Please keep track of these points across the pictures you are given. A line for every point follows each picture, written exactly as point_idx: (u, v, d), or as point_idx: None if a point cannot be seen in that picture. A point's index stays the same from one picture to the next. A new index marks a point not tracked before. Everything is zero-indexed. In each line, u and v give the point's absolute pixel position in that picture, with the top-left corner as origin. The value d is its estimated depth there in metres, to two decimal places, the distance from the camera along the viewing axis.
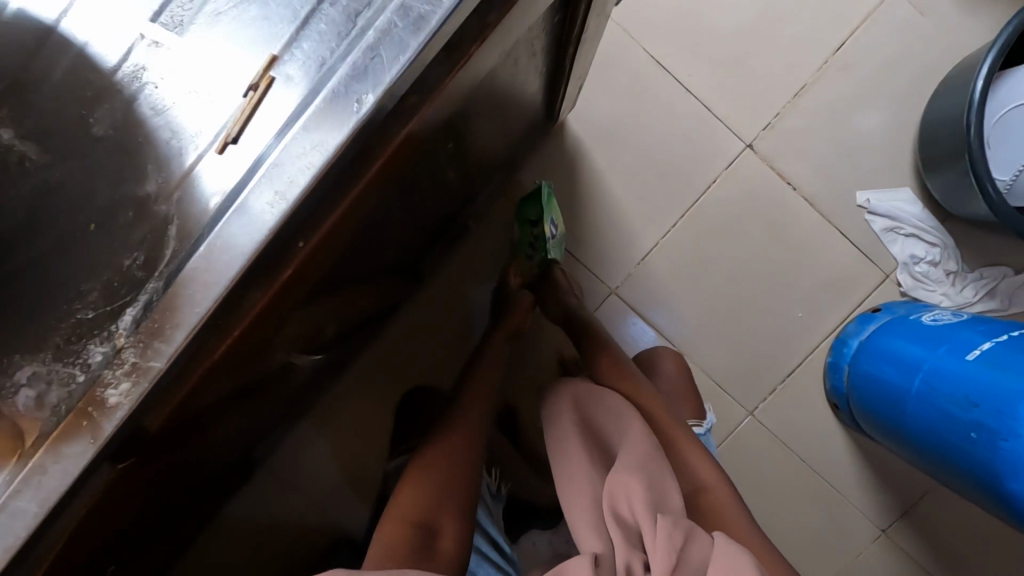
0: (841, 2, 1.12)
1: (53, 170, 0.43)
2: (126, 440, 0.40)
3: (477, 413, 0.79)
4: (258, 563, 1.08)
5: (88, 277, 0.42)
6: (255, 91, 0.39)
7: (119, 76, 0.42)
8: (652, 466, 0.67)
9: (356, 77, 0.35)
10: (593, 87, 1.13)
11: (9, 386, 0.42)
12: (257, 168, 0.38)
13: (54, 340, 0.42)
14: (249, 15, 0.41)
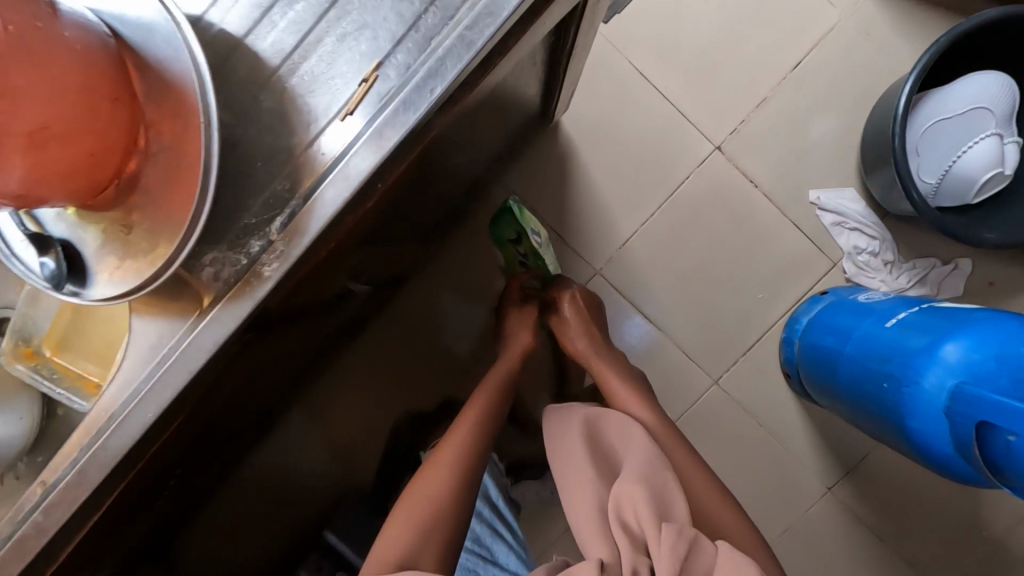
0: (797, 27, 1.30)
1: (233, 129, 0.53)
2: (255, 316, 0.54)
3: (472, 429, 0.86)
4: (290, 488, 1.29)
5: (250, 194, 0.52)
6: (365, 84, 0.51)
7: (265, 64, 0.53)
8: (660, 480, 0.72)
9: (432, 76, 0.49)
10: (583, 94, 1.31)
11: (198, 265, 0.53)
12: (357, 135, 0.51)
13: (229, 235, 0.52)
14: (362, 31, 0.52)
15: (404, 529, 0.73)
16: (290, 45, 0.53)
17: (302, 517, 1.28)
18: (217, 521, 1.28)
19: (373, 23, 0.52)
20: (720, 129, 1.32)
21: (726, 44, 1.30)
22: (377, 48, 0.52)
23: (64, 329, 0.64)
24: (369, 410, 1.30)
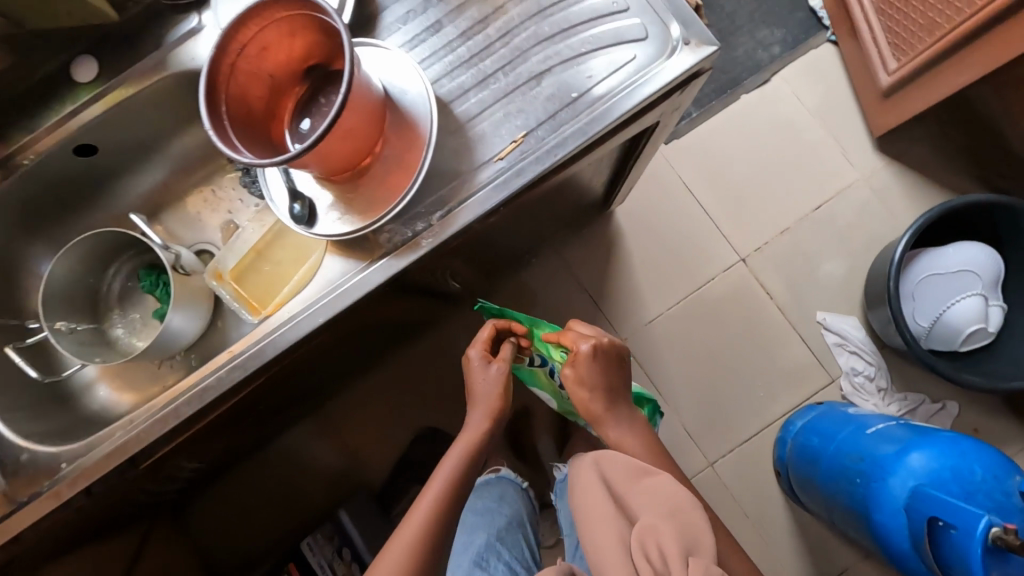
0: (821, 178, 1.57)
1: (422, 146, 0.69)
2: (396, 279, 0.72)
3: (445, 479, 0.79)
4: (319, 466, 1.48)
5: (422, 192, 0.68)
6: (515, 142, 0.69)
7: (447, 110, 0.70)
8: (687, 524, 0.62)
9: (563, 144, 0.67)
10: (637, 195, 1.59)
11: (378, 230, 0.69)
12: (496, 174, 0.68)
13: (402, 212, 0.68)
14: (519, 106, 0.70)
15: (398, 547, 0.71)
16: (468, 102, 0.71)
17: (325, 491, 1.47)
18: (256, 477, 1.48)
19: (529, 99, 0.70)
20: (746, 245, 1.56)
21: (760, 180, 1.58)
22: (526, 121, 0.69)
23: (244, 266, 0.83)
24: (403, 414, 1.49)
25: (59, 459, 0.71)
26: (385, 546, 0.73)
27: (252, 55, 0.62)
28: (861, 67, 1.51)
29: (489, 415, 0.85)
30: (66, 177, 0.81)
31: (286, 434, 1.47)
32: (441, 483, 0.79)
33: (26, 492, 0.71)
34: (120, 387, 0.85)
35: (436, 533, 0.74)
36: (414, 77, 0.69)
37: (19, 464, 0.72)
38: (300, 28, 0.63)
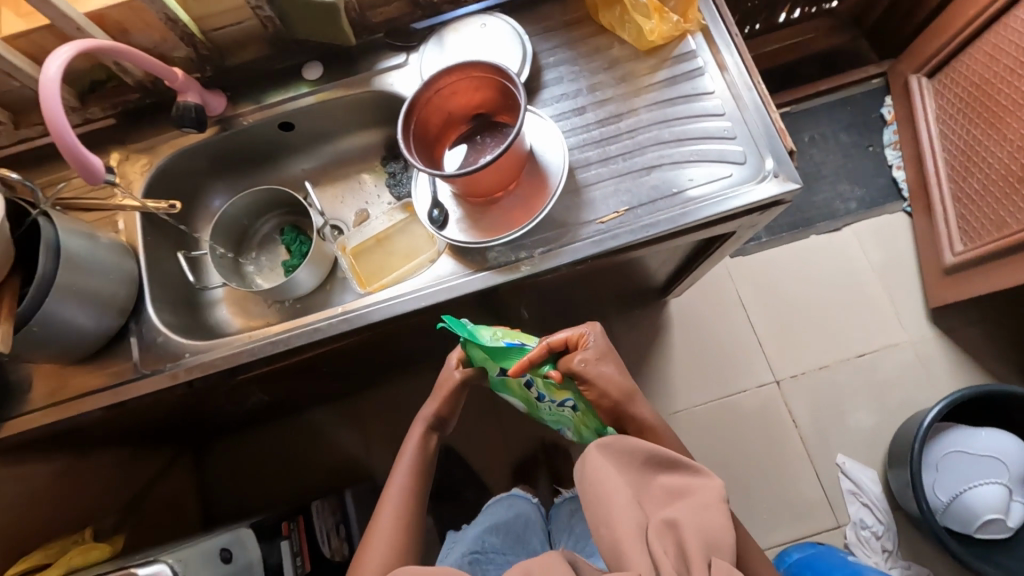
0: (869, 329, 1.65)
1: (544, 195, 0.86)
2: (488, 292, 0.87)
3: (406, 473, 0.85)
4: (337, 447, 1.58)
5: (531, 230, 0.84)
6: (617, 212, 0.84)
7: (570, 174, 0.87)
8: (711, 525, 0.57)
9: (655, 225, 0.83)
10: (692, 294, 1.72)
11: (489, 249, 0.85)
12: (595, 232, 0.84)
13: (512, 241, 0.84)
14: (628, 186, 0.86)
15: (379, 538, 0.77)
16: (589, 171, 0.87)
17: (334, 470, 1.56)
18: (280, 438, 1.60)
19: (637, 183, 0.86)
20: (783, 369, 1.64)
21: (811, 314, 1.68)
22: (630, 199, 0.85)
23: (365, 248, 0.98)
24: None
25: (185, 351, 0.85)
26: (368, 539, 0.78)
27: (444, 95, 0.82)
28: (928, 241, 1.63)
29: (433, 413, 0.90)
30: (259, 141, 1.00)
31: (319, 408, 1.59)
32: (404, 471, 0.85)
33: (153, 368, 0.85)
34: (237, 313, 1.01)
35: (406, 521, 0.80)
36: (555, 143, 0.87)
37: (154, 344, 0.86)
38: (485, 85, 0.82)
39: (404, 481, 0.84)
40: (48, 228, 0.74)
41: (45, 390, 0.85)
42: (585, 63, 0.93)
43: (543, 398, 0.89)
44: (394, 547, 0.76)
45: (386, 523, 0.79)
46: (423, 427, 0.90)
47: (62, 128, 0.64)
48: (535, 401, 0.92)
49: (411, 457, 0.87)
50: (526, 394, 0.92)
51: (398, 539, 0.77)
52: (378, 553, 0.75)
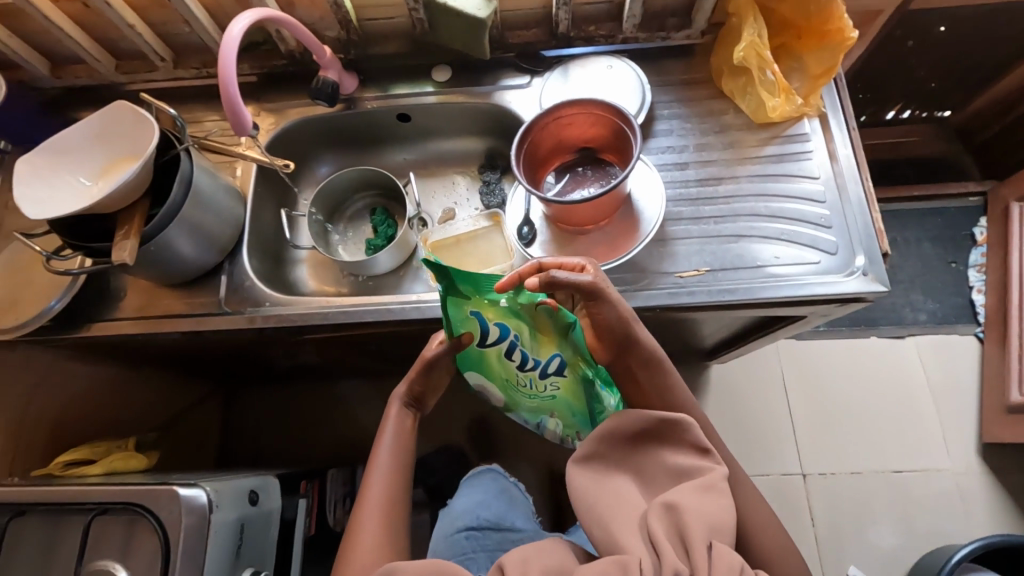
0: (912, 447, 1.59)
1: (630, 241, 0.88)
2: None
3: (393, 450, 0.86)
4: (357, 422, 1.62)
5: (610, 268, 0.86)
6: (697, 271, 0.86)
7: (660, 223, 0.89)
8: (713, 503, 0.54)
9: (732, 293, 0.84)
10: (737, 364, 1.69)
11: None
12: (671, 285, 0.85)
13: None
14: (713, 248, 0.87)
15: (370, 512, 0.79)
16: (678, 225, 0.89)
17: (346, 442, 1.61)
18: (308, 399, 1.66)
19: (723, 247, 0.87)
20: (812, 464, 1.59)
21: (854, 416, 1.63)
22: (713, 261, 0.86)
23: (443, 244, 0.98)
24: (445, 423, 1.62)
25: (265, 300, 0.91)
26: (358, 516, 0.79)
27: (561, 122, 0.86)
28: (995, 373, 1.56)
29: (407, 392, 0.90)
30: (375, 125, 1.06)
31: (351, 381, 1.64)
32: (387, 455, 0.85)
33: (235, 308, 0.91)
34: (315, 277, 1.07)
35: (393, 503, 0.81)
36: (655, 197, 0.91)
37: (240, 286, 0.92)
38: (601, 123, 0.86)
39: (387, 463, 0.84)
40: (184, 162, 0.81)
41: (136, 303, 0.92)
42: (698, 123, 0.96)
43: (529, 369, 0.74)
44: (384, 527, 0.78)
45: (376, 501, 0.80)
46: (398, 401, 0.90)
47: (228, 78, 0.71)
48: (513, 381, 0.76)
49: (389, 440, 0.87)
50: (505, 372, 0.75)
51: (386, 516, 0.79)
52: (369, 529, 0.77)
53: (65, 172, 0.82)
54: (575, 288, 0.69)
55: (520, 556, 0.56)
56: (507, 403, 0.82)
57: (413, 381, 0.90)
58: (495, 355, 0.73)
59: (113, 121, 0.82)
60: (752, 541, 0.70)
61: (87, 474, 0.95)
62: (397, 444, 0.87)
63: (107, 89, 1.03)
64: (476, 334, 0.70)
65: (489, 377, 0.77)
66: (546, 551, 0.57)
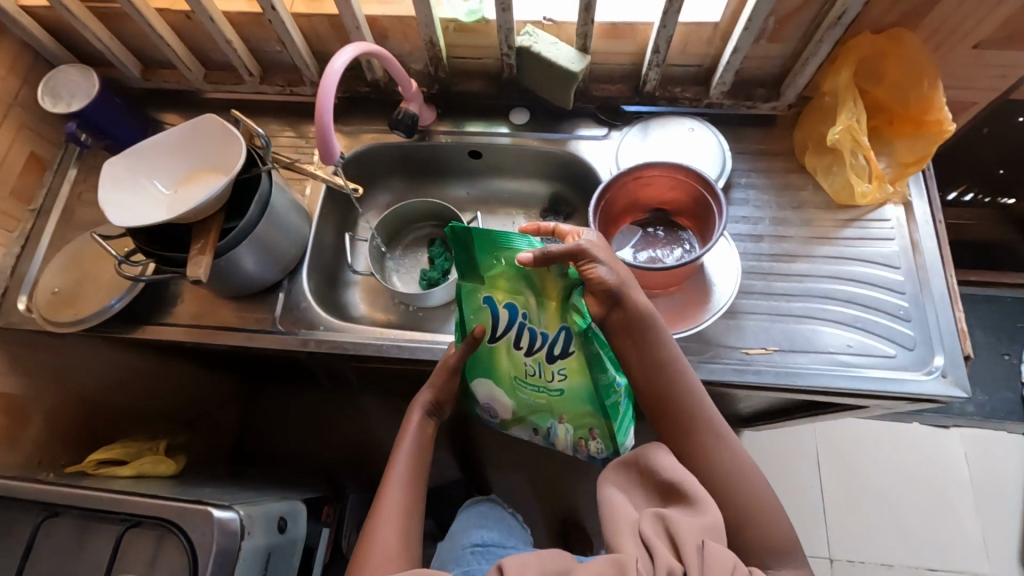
0: (949, 545, 1.49)
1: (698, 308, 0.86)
2: None
3: (408, 462, 0.80)
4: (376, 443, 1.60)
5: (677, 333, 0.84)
6: (765, 350, 0.83)
7: (730, 294, 0.87)
8: (703, 510, 0.56)
9: (801, 377, 0.81)
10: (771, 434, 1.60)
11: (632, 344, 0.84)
12: (738, 361, 0.82)
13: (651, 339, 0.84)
14: (783, 327, 0.85)
15: (387, 528, 0.72)
16: (749, 299, 0.87)
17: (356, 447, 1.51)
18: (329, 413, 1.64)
19: (793, 328, 0.85)
20: (841, 549, 1.50)
21: (889, 502, 1.54)
22: (782, 341, 0.84)
23: None
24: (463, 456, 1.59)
25: (321, 323, 0.91)
26: (373, 523, 0.74)
27: (640, 182, 0.85)
28: None
29: (432, 399, 0.85)
30: (446, 157, 1.06)
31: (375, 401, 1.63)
32: (405, 463, 0.80)
33: (290, 328, 0.91)
34: (368, 302, 1.06)
35: (411, 519, 0.75)
36: (730, 266, 0.89)
37: (296, 306, 0.92)
38: (682, 188, 0.84)
39: (404, 471, 0.79)
40: (264, 182, 0.81)
41: (191, 310, 0.92)
42: (776, 196, 0.94)
43: (534, 350, 0.73)
44: (400, 538, 0.72)
45: (393, 511, 0.75)
46: (421, 407, 0.85)
47: (325, 110, 0.71)
48: (521, 376, 0.77)
49: (409, 447, 0.82)
50: (512, 366, 0.77)
51: (403, 526, 0.74)
52: (384, 540, 0.71)
53: (144, 177, 0.82)
54: (566, 254, 0.63)
55: (521, 559, 0.52)
56: (516, 409, 0.82)
57: (449, 378, 0.83)
58: (506, 351, 0.76)
59: (200, 133, 0.83)
60: (729, 501, 0.67)
61: (117, 475, 0.94)
62: (416, 455, 0.82)
63: (191, 94, 1.05)
64: (489, 325, 0.74)
65: (497, 377, 0.80)
66: (550, 557, 0.52)
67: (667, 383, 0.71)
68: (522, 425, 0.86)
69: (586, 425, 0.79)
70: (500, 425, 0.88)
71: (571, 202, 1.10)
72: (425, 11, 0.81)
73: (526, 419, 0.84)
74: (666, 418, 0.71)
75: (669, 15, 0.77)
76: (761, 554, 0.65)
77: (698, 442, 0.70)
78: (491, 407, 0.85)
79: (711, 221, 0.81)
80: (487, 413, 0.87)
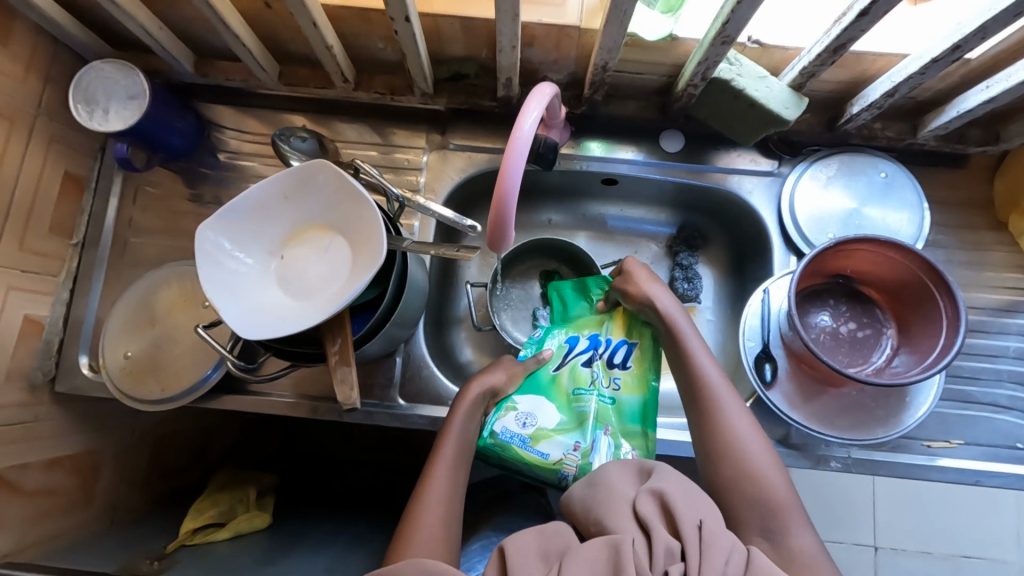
0: None
1: (894, 390, 0.75)
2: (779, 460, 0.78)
3: (446, 450, 0.67)
4: None
5: (873, 425, 0.74)
6: (951, 442, 0.76)
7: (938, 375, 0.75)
8: (696, 490, 0.55)
9: (988, 475, 0.74)
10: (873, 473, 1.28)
11: (825, 447, 0.75)
12: (922, 454, 0.75)
13: (835, 431, 0.73)
14: (969, 416, 0.77)
15: (433, 518, 0.61)
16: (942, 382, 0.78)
17: (394, 430, 1.24)
18: None
19: (980, 416, 0.77)
20: None
21: (947, 513, 1.27)
22: (968, 432, 0.76)
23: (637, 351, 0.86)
24: None
25: (447, 397, 0.79)
26: (411, 513, 0.62)
27: (838, 253, 0.72)
28: None
29: (472, 406, 0.71)
30: (572, 181, 0.90)
31: None
32: (456, 444, 0.68)
33: (412, 401, 0.79)
34: (475, 347, 0.93)
35: (455, 508, 0.64)
36: None
37: (418, 374, 0.80)
38: (894, 266, 0.71)
39: (454, 452, 0.67)
40: (399, 259, 0.65)
41: (290, 380, 0.78)
42: (967, 258, 0.82)
43: (594, 358, 0.77)
44: (444, 526, 0.61)
45: (439, 496, 0.63)
46: (476, 391, 0.72)
47: (508, 190, 0.54)
48: (580, 387, 0.75)
49: (458, 430, 0.69)
50: (574, 377, 0.76)
51: (447, 512, 0.62)
52: (429, 525, 0.60)
53: (238, 246, 0.65)
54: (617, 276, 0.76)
55: (521, 544, 0.51)
56: (559, 423, 0.74)
57: (510, 382, 0.75)
58: (569, 371, 0.77)
59: (304, 182, 0.65)
60: (722, 470, 0.60)
61: (214, 540, 0.86)
62: (470, 432, 0.70)
63: (256, 90, 0.85)
64: (562, 358, 0.78)
65: (552, 395, 0.75)
66: (550, 537, 0.52)
67: (683, 364, 0.68)
68: (554, 443, 0.72)
69: (626, 439, 0.73)
70: (522, 442, 0.72)
71: (708, 234, 0.95)
72: (615, 40, 0.61)
73: (566, 435, 0.73)
74: (682, 392, 0.68)
75: (938, 64, 0.60)
76: (758, 520, 0.57)
77: (703, 412, 0.64)
78: (529, 414, 0.74)
79: (926, 313, 0.69)
80: (514, 425, 0.73)
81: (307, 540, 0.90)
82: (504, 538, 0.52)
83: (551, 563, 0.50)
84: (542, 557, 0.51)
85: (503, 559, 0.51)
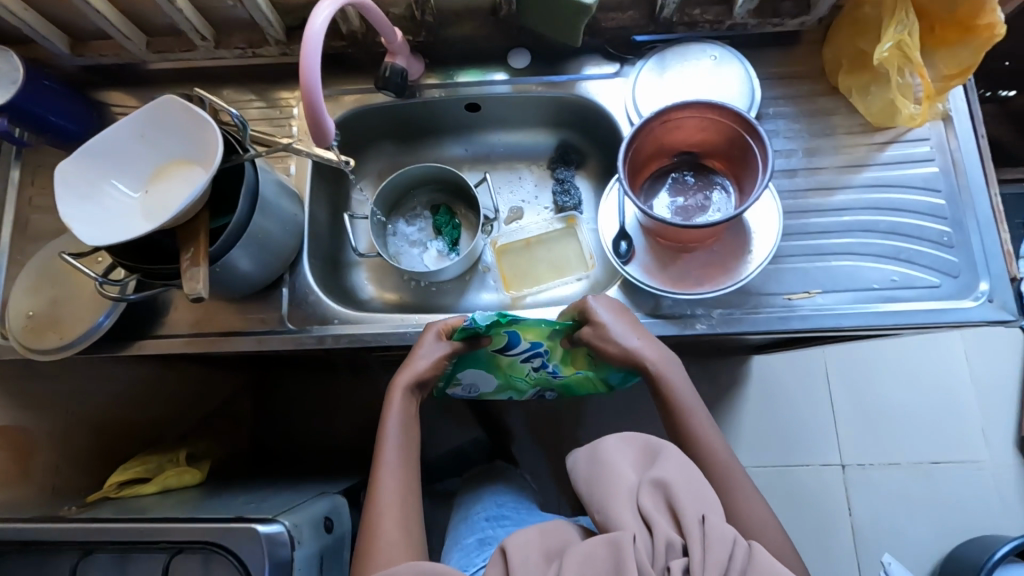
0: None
1: (742, 245, 0.79)
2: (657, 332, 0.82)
3: (393, 456, 0.72)
4: None
5: (721, 278, 0.78)
6: (810, 294, 0.79)
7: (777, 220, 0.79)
8: (700, 482, 0.56)
9: (847, 317, 0.78)
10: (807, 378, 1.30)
11: (689, 312, 0.79)
12: (783, 305, 0.79)
13: (683, 289, 0.78)
14: (824, 266, 0.81)
15: (389, 523, 0.67)
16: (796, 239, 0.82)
17: None
18: None
19: (833, 261, 0.81)
20: (881, 484, 1.24)
21: (900, 421, 1.27)
22: (826, 282, 0.80)
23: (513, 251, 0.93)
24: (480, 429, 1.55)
25: (335, 317, 0.84)
26: (369, 519, 0.68)
27: (667, 126, 0.76)
28: None
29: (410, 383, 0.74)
30: (441, 114, 0.96)
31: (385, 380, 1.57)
32: (395, 448, 0.73)
33: (301, 325, 0.84)
34: (375, 283, 0.98)
35: (408, 501, 0.70)
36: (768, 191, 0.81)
37: (305, 301, 0.85)
38: (718, 129, 0.75)
39: (395, 455, 0.73)
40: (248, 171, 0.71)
41: (186, 319, 0.83)
42: (807, 124, 0.86)
43: (540, 368, 0.82)
44: (404, 529, 0.67)
45: (390, 502, 0.69)
46: (402, 381, 0.74)
47: (311, 81, 0.61)
48: (519, 373, 0.84)
49: (395, 431, 0.74)
50: (512, 368, 0.82)
51: (402, 514, 0.69)
52: (388, 530, 0.67)
53: (104, 183, 0.71)
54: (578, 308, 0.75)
55: (522, 542, 0.54)
56: (497, 388, 0.88)
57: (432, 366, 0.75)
58: (509, 361, 0.80)
59: (157, 123, 0.71)
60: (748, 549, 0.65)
61: (142, 494, 0.89)
62: (405, 434, 0.75)
63: (134, 68, 0.92)
64: (499, 347, 0.77)
65: (494, 371, 0.83)
66: (549, 534, 0.56)
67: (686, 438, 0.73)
68: (492, 395, 0.91)
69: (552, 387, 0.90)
70: (469, 394, 0.91)
71: (581, 148, 1.00)
72: None
73: (502, 393, 0.91)
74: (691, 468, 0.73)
75: None
76: None
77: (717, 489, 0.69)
78: (472, 385, 0.87)
79: (750, 163, 0.74)
80: (462, 389, 0.88)
81: (230, 488, 0.92)
82: (505, 538, 0.55)
83: (552, 560, 0.53)
84: (544, 555, 0.54)
85: (505, 558, 0.54)
